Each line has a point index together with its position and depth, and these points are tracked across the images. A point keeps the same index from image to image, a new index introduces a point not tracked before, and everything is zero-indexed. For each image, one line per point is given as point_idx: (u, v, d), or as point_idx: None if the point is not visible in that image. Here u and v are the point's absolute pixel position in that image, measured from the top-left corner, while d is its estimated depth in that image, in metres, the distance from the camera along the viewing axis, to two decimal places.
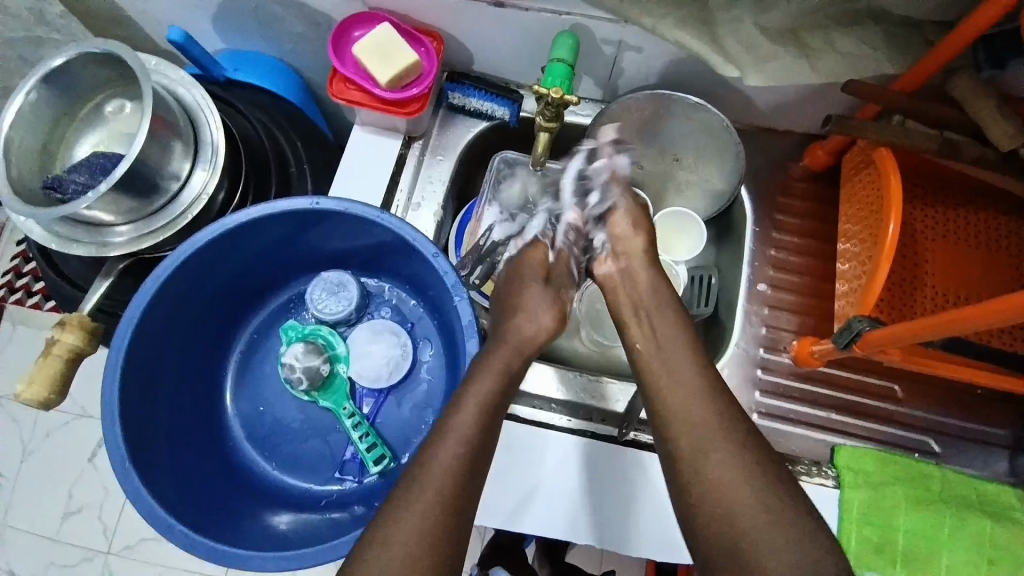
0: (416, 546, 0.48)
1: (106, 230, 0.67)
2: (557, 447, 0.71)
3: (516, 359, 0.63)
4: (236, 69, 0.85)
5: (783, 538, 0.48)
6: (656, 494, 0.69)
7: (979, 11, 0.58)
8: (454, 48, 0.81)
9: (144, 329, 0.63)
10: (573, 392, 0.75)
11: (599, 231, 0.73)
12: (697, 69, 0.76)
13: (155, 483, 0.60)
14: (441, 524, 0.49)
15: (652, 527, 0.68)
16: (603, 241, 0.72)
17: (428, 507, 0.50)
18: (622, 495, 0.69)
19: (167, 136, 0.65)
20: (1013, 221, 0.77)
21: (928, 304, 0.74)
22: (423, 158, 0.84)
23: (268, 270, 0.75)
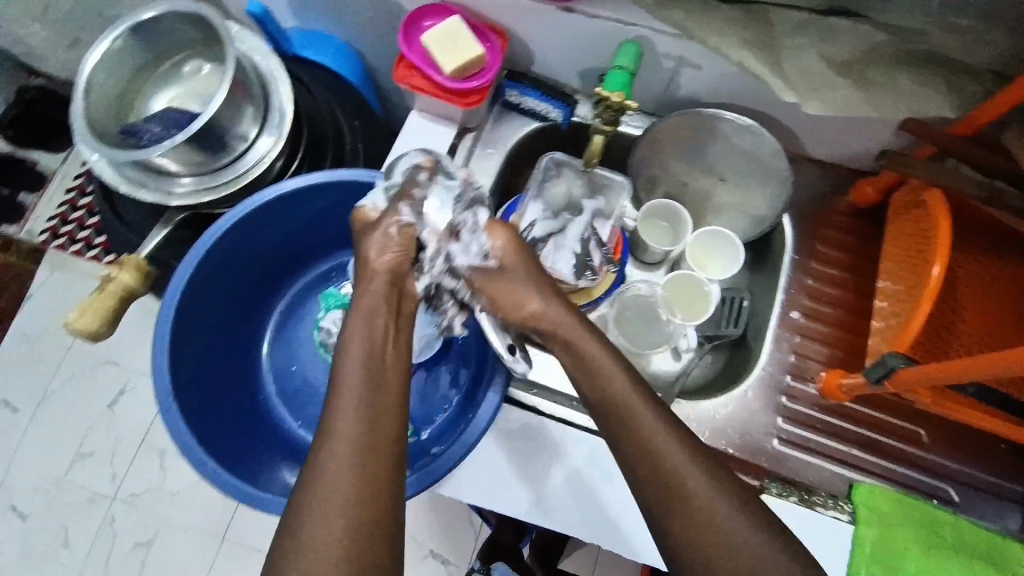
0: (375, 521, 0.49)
1: (171, 180, 0.70)
2: (561, 445, 0.71)
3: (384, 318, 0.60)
4: (304, 46, 0.88)
5: (774, 553, 0.50)
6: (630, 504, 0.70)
7: None
8: (517, 48, 0.83)
9: (198, 274, 0.65)
10: (555, 379, 0.77)
11: (457, 280, 0.68)
12: (754, 92, 0.77)
13: (192, 422, 0.62)
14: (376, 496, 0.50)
15: (632, 536, 0.69)
16: (461, 288, 0.69)
17: (366, 497, 0.49)
18: (617, 502, 0.70)
19: (242, 100, 0.68)
20: None
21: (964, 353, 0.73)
22: (473, 150, 0.87)
23: (314, 238, 0.77)
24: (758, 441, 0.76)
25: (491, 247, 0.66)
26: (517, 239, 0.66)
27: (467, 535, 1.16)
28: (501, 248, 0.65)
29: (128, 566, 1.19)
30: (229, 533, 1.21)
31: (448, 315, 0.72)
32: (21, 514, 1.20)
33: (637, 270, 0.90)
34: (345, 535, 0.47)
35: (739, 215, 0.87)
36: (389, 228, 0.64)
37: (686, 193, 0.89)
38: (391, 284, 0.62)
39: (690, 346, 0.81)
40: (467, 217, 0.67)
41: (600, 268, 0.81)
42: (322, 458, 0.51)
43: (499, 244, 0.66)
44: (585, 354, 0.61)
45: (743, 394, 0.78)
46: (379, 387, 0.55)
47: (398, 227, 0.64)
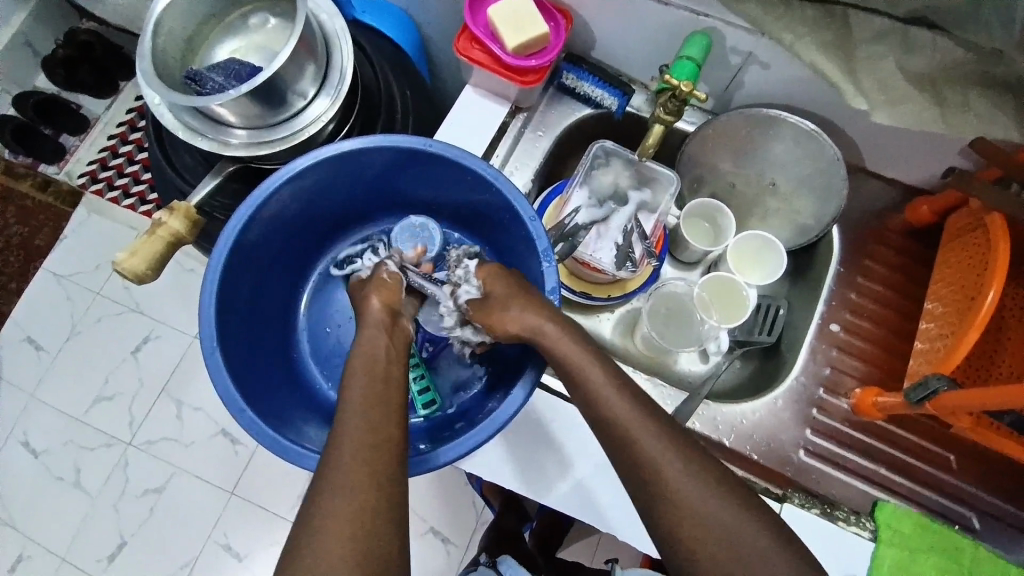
0: (379, 500, 0.49)
1: (226, 130, 0.70)
2: (569, 431, 0.72)
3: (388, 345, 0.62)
4: (365, 12, 0.87)
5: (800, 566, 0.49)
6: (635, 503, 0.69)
7: None
8: (579, 31, 0.83)
9: (252, 227, 0.67)
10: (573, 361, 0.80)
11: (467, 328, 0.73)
12: (820, 97, 0.75)
13: (235, 372, 0.64)
14: (383, 488, 0.50)
15: (637, 528, 0.69)
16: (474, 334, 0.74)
17: (381, 484, 0.50)
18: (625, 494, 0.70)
19: (306, 57, 0.68)
20: None
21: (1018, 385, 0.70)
22: (524, 132, 0.86)
23: (361, 203, 0.78)
24: (785, 452, 0.75)
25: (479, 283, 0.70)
26: (499, 269, 0.69)
27: (470, 514, 1.17)
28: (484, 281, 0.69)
29: (137, 511, 1.21)
30: (238, 489, 1.23)
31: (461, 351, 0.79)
32: (36, 452, 1.23)
33: (674, 269, 0.90)
34: (351, 510, 0.48)
35: (785, 222, 0.86)
36: (382, 273, 0.70)
37: (734, 195, 0.88)
38: (391, 317, 0.65)
39: (720, 349, 0.83)
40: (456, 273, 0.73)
41: (641, 260, 0.81)
42: (352, 428, 0.52)
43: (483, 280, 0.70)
44: (592, 370, 0.58)
45: (773, 402, 0.77)
46: (387, 389, 0.56)
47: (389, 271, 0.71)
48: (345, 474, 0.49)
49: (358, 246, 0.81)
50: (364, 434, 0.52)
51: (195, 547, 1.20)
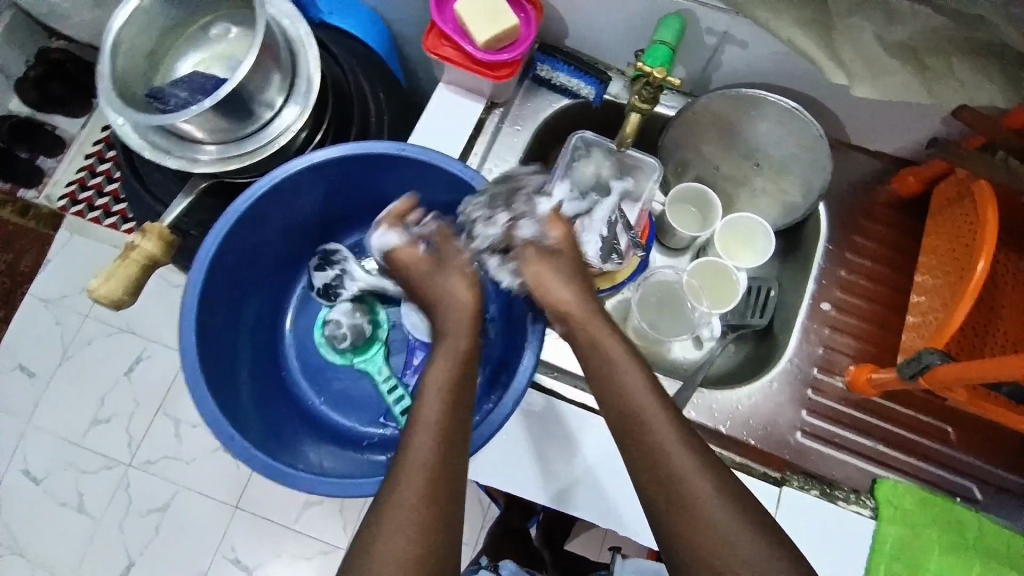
0: (436, 499, 0.52)
1: (194, 146, 0.69)
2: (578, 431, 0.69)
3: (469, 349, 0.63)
4: (332, 13, 0.86)
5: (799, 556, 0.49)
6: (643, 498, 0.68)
7: None
8: (552, 19, 0.81)
9: (228, 244, 0.65)
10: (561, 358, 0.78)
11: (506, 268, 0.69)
12: (801, 73, 0.73)
13: (221, 397, 0.62)
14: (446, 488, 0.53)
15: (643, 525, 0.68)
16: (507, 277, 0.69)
17: (442, 484, 0.53)
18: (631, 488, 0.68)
19: (270, 65, 0.67)
20: None
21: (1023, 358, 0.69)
22: (501, 126, 0.85)
23: (341, 211, 0.76)
24: (782, 435, 0.74)
25: (547, 233, 0.69)
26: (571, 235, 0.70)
27: (474, 514, 1.17)
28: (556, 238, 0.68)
29: (143, 530, 1.21)
30: (242, 503, 1.23)
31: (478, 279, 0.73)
32: (38, 477, 1.23)
33: (663, 256, 0.89)
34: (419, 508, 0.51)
35: (770, 201, 0.85)
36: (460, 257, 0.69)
37: (719, 178, 0.87)
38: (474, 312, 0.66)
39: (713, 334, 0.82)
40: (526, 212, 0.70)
41: (628, 251, 0.79)
42: (420, 431, 0.56)
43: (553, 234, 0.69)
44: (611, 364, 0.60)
45: (768, 385, 0.76)
46: (462, 393, 0.59)
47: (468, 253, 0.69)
48: (412, 474, 0.53)
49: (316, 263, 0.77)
50: (433, 437, 0.55)
51: (203, 564, 1.20)
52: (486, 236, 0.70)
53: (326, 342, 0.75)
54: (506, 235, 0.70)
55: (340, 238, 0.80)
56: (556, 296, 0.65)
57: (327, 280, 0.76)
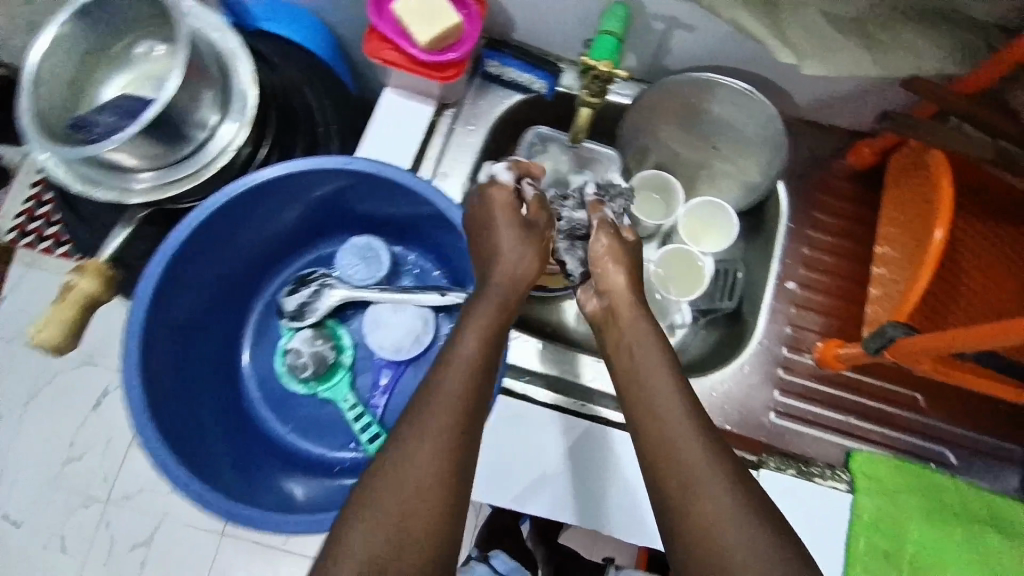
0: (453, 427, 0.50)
1: (126, 175, 0.66)
2: (583, 435, 0.71)
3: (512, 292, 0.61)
4: (267, 19, 0.82)
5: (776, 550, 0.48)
6: (609, 490, 0.70)
7: None
8: (497, 13, 0.78)
9: (167, 280, 0.62)
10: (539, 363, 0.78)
11: (575, 252, 0.70)
12: (751, 54, 0.72)
13: (173, 441, 0.60)
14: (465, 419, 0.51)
15: (614, 516, 0.69)
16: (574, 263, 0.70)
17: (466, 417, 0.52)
18: (597, 480, 0.70)
19: (200, 83, 0.64)
20: None
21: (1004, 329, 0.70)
22: (455, 127, 0.82)
23: (292, 230, 0.74)
24: (756, 417, 0.75)
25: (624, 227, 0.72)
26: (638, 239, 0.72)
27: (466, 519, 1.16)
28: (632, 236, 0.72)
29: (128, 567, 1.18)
30: (229, 529, 1.20)
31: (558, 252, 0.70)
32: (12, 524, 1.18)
33: None
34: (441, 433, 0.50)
35: (732, 183, 0.84)
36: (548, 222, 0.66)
37: (679, 163, 0.86)
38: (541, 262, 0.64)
39: (684, 322, 0.81)
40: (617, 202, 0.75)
41: None
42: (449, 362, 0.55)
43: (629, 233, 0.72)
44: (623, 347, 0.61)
45: (740, 368, 0.77)
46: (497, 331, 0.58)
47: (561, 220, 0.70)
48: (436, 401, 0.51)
49: (288, 287, 0.73)
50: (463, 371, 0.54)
51: None
52: (569, 216, 0.71)
53: (287, 372, 0.71)
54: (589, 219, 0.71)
55: (296, 257, 0.77)
56: (615, 274, 0.67)
57: (294, 307, 0.71)
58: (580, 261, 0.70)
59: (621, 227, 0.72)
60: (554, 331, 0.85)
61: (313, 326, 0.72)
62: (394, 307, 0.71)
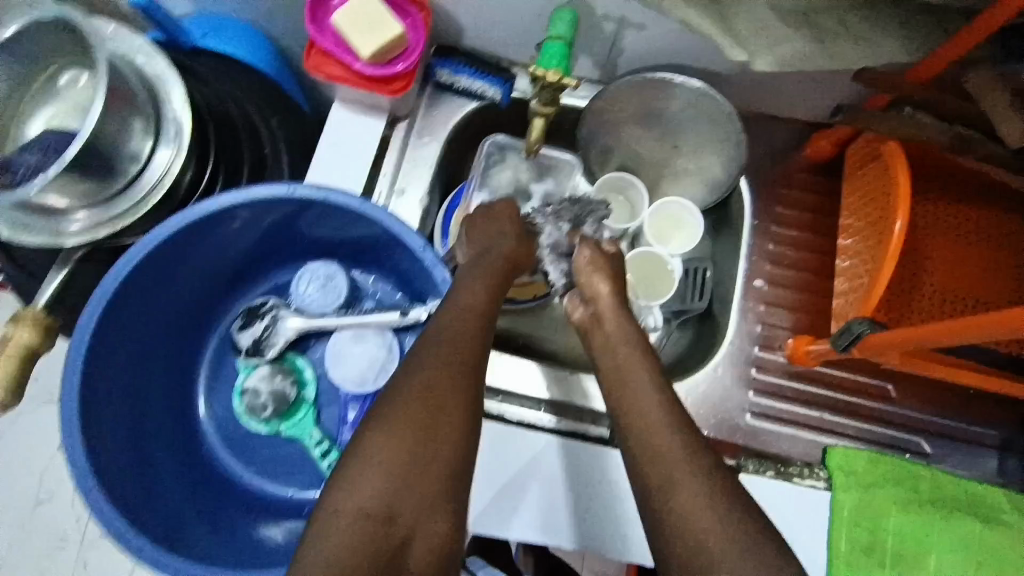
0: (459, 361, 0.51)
1: (60, 216, 0.63)
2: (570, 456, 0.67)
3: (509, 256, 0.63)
4: (205, 35, 0.79)
5: None
6: (605, 510, 0.66)
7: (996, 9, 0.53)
8: (444, 20, 0.75)
9: (105, 330, 0.60)
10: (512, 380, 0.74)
11: (560, 266, 0.69)
12: (704, 51, 0.71)
13: (123, 501, 0.58)
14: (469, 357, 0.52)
15: (613, 538, 0.65)
16: (559, 276, 0.69)
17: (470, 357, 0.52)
18: (590, 502, 0.66)
19: (126, 112, 0.60)
20: None
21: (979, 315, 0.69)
22: (409, 140, 0.79)
23: (242, 259, 0.71)
24: (732, 419, 0.74)
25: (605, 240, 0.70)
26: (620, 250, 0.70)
27: None
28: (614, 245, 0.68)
29: None
30: None
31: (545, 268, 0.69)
32: None
33: None
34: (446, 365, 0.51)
35: (695, 181, 0.83)
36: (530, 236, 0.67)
37: (641, 163, 0.84)
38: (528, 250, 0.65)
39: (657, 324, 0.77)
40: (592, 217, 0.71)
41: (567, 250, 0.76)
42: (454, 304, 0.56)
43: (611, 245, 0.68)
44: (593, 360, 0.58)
45: (714, 370, 0.76)
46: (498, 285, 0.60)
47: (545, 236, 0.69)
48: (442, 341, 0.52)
49: (239, 320, 0.71)
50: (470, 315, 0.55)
51: None
52: (553, 232, 0.69)
53: (246, 413, 0.69)
54: (570, 237, 0.69)
55: (249, 288, 0.75)
56: (600, 284, 0.64)
57: (251, 343, 0.70)
58: (564, 272, 0.69)
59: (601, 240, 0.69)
60: (525, 345, 0.83)
61: (273, 361, 0.70)
62: (354, 337, 0.69)
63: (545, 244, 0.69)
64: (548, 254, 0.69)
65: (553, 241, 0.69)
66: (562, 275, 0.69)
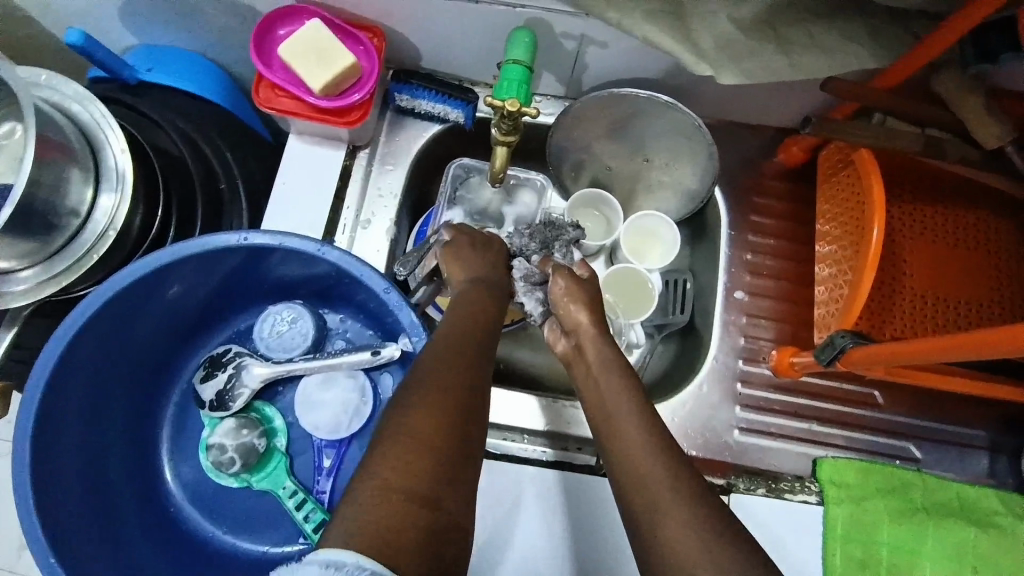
0: (467, 354, 0.50)
1: (8, 276, 0.60)
2: (558, 486, 0.66)
3: (499, 265, 0.63)
4: (150, 69, 0.75)
5: None
6: (598, 539, 0.65)
7: (959, 16, 0.51)
8: (399, 43, 0.72)
9: (53, 397, 0.56)
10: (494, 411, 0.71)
11: (536, 296, 0.64)
12: (668, 63, 0.69)
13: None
14: (476, 353, 0.51)
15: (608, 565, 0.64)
16: (535, 306, 0.65)
17: (477, 352, 0.51)
18: (583, 533, 0.65)
19: (61, 163, 0.57)
20: (1005, 220, 0.71)
21: (958, 315, 0.68)
22: (371, 168, 0.76)
23: (201, 307, 0.68)
24: (719, 437, 0.72)
25: (577, 263, 0.67)
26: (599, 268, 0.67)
27: None
28: (585, 270, 0.65)
29: None
30: None
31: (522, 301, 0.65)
32: None
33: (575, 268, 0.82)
34: (458, 359, 0.49)
35: (669, 194, 0.81)
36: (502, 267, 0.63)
37: (613, 177, 0.82)
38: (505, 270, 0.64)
39: (639, 339, 0.77)
40: (562, 241, 0.68)
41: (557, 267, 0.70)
42: (456, 310, 0.55)
43: (584, 270, 0.66)
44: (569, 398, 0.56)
45: (699, 389, 0.74)
46: (494, 293, 0.59)
47: (518, 267, 0.65)
48: (445, 339, 0.51)
49: (201, 371, 0.69)
50: (468, 319, 0.54)
51: None
52: (523, 263, 0.65)
53: (213, 467, 0.65)
54: (542, 266, 0.64)
55: (211, 336, 0.72)
56: (578, 314, 0.60)
57: (219, 392, 0.67)
58: (540, 301, 0.64)
59: (574, 265, 0.66)
60: (506, 367, 0.81)
61: (239, 413, 0.67)
62: (323, 382, 0.67)
63: (519, 276, 0.65)
64: (523, 286, 0.64)
65: (527, 272, 0.65)
66: (540, 305, 0.65)
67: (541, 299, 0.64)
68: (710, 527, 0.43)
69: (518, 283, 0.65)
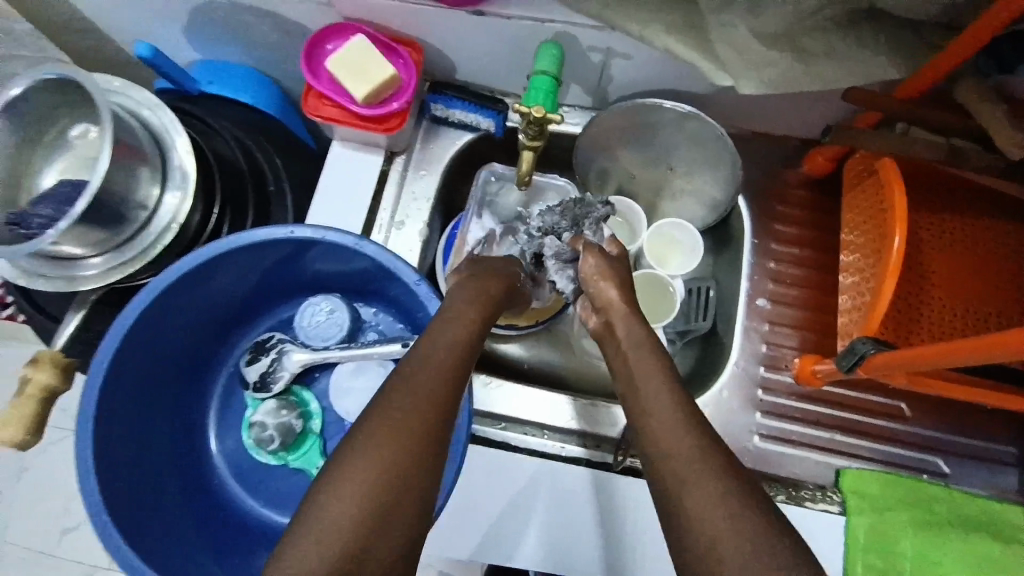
0: (449, 376, 0.49)
1: (76, 263, 0.65)
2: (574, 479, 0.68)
3: (503, 275, 0.62)
4: (210, 81, 0.81)
5: None
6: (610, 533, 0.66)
7: (976, 28, 0.52)
8: (435, 57, 0.77)
9: (114, 372, 0.62)
10: (518, 407, 0.73)
11: (567, 273, 0.67)
12: (690, 74, 0.71)
13: (136, 541, 0.59)
14: (458, 373, 0.50)
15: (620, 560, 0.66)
16: (567, 283, 0.68)
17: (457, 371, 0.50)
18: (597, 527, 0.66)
19: (133, 162, 0.64)
20: None
21: (988, 325, 0.67)
22: (406, 173, 0.81)
23: (246, 298, 0.73)
24: (740, 441, 0.73)
25: (606, 241, 0.69)
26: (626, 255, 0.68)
27: None
28: (613, 249, 0.68)
29: None
30: None
31: (553, 277, 0.68)
32: None
33: None
34: (437, 379, 0.49)
35: (692, 201, 0.83)
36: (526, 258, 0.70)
37: (637, 185, 0.84)
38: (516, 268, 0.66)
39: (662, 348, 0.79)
40: (592, 219, 0.70)
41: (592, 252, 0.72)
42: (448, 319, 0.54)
43: (614, 246, 0.69)
44: None
45: (719, 394, 0.75)
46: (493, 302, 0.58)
47: (550, 245, 0.68)
48: (427, 354, 0.50)
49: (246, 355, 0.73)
50: (458, 333, 0.53)
51: None
52: (554, 241, 0.68)
53: (254, 444, 0.70)
54: (574, 243, 0.67)
55: (254, 325, 0.77)
56: (610, 292, 0.62)
57: (260, 375, 0.72)
58: (571, 279, 0.68)
59: (603, 244, 0.68)
60: (529, 368, 0.83)
61: (279, 395, 0.72)
62: (355, 369, 0.72)
63: (550, 252, 0.67)
64: (555, 263, 0.68)
65: (558, 249, 0.67)
66: (572, 280, 0.68)
67: (573, 275, 0.68)
68: (714, 514, 0.44)
69: (550, 260, 0.68)
